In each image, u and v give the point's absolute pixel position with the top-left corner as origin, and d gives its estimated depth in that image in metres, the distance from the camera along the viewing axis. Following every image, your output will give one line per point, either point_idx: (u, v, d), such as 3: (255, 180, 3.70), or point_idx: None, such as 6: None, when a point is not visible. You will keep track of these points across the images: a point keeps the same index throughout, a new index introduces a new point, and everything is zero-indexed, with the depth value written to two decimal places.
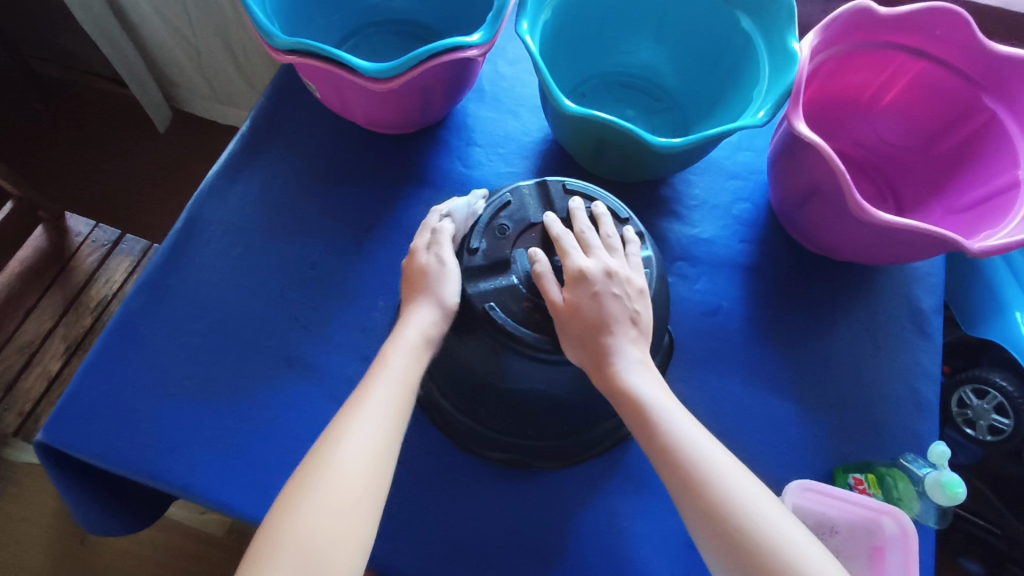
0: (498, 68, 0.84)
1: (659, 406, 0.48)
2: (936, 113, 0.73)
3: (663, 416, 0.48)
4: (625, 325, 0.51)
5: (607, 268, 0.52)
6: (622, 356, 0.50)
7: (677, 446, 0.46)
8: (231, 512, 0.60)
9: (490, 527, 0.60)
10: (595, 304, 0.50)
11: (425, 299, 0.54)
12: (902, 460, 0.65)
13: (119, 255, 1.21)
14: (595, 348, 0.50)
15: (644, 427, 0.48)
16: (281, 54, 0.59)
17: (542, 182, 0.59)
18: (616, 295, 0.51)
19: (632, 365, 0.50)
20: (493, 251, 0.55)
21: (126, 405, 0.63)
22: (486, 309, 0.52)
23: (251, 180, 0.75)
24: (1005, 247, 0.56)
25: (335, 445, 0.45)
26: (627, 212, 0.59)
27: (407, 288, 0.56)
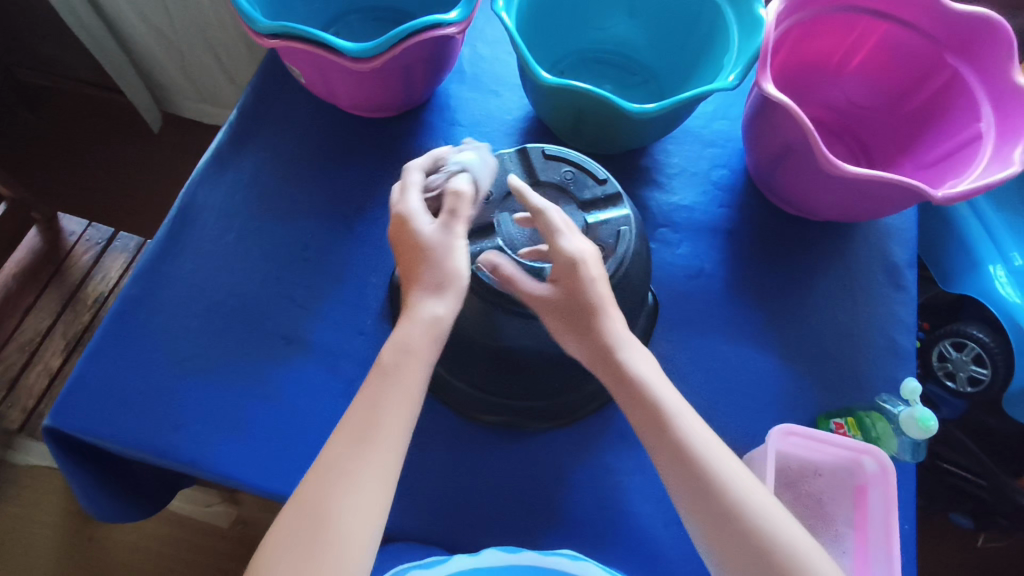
0: (477, 50, 0.85)
1: (650, 380, 0.50)
2: (902, 74, 0.76)
3: (653, 390, 0.50)
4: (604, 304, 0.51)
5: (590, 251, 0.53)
6: (621, 342, 0.51)
7: (671, 425, 0.48)
8: (238, 485, 0.62)
9: (488, 487, 0.62)
10: (582, 284, 0.50)
11: (432, 279, 0.49)
12: (880, 402, 0.68)
13: (114, 252, 1.22)
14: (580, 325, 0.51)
15: (636, 400, 0.50)
16: (264, 39, 0.61)
17: (523, 149, 0.61)
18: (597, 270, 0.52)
19: (632, 351, 0.51)
20: (478, 217, 0.57)
21: (131, 388, 0.65)
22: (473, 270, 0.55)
23: (240, 168, 0.77)
24: (967, 194, 0.59)
25: (328, 476, 0.44)
26: (607, 175, 0.61)
27: (410, 253, 0.51)
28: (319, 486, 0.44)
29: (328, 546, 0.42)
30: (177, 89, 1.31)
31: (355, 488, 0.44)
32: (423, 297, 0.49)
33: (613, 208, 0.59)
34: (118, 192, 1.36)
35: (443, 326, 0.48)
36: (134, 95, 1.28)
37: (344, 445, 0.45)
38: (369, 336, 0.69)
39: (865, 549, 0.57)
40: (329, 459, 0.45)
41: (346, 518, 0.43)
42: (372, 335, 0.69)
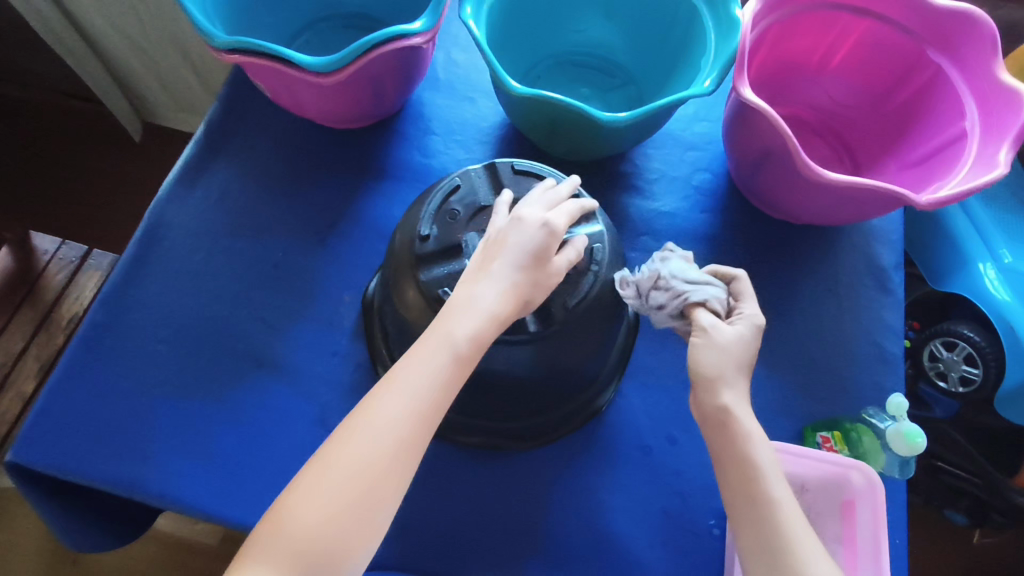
0: (451, 55, 0.83)
1: (748, 432, 0.48)
2: (884, 72, 0.74)
3: (749, 443, 0.48)
4: (727, 360, 0.49)
5: (746, 337, 0.51)
6: (729, 385, 0.49)
7: (746, 443, 0.48)
8: (208, 516, 0.60)
9: (466, 511, 0.61)
10: (717, 346, 0.49)
11: (515, 282, 0.47)
12: (866, 416, 0.66)
13: (88, 271, 1.18)
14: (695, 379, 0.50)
15: (729, 452, 0.48)
16: (223, 54, 0.59)
17: (491, 164, 0.58)
18: (745, 342, 0.50)
19: (739, 398, 0.49)
20: (446, 237, 0.54)
21: (99, 418, 0.63)
22: (440, 295, 0.52)
23: (208, 185, 0.74)
24: (951, 198, 0.57)
25: (399, 460, 0.41)
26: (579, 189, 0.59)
27: (504, 244, 0.48)
28: (385, 466, 0.41)
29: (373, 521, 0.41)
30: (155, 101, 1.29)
31: (408, 487, 0.42)
32: (502, 298, 0.46)
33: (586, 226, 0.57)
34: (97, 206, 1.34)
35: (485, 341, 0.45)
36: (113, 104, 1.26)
37: (417, 434, 0.42)
38: (342, 357, 0.67)
39: (854, 568, 0.55)
40: (387, 436, 0.42)
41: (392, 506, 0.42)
42: (346, 356, 0.67)
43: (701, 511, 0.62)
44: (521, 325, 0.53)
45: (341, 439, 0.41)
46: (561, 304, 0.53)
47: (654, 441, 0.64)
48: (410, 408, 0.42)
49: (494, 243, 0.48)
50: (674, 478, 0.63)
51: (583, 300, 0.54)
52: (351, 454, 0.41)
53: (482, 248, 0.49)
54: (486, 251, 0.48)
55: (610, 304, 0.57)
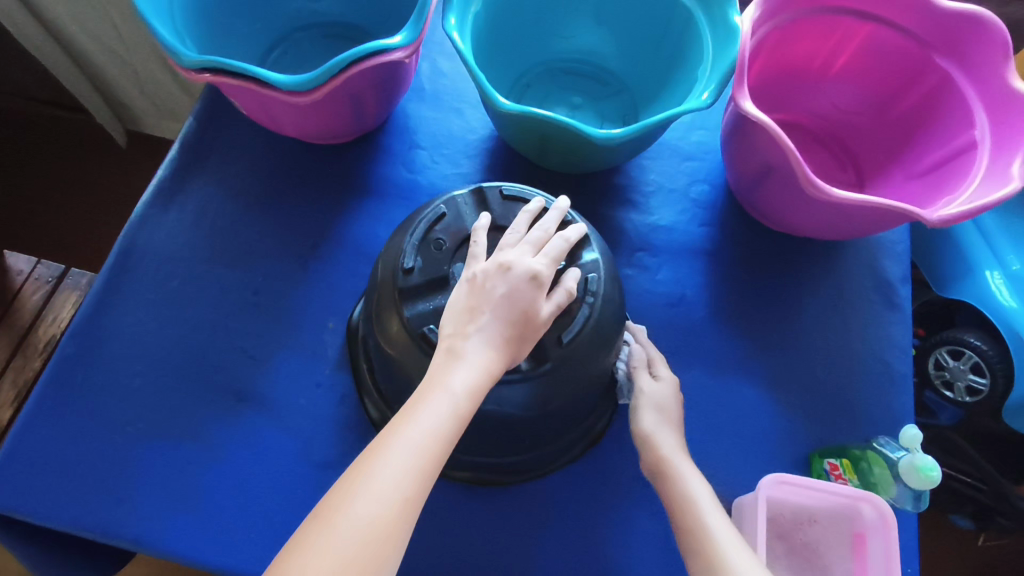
0: (437, 64, 0.79)
1: (679, 468, 0.54)
2: (888, 77, 0.71)
3: (680, 477, 0.53)
4: (660, 415, 0.58)
5: (672, 391, 0.60)
6: (665, 440, 0.56)
7: (683, 484, 0.53)
8: (188, 561, 0.57)
9: (460, 550, 0.58)
10: (652, 402, 0.59)
11: (504, 335, 0.45)
12: (875, 444, 0.62)
13: (65, 291, 1.13)
14: (639, 437, 0.58)
15: (666, 488, 0.54)
16: (192, 74, 0.55)
17: (477, 189, 0.56)
18: (672, 395, 0.60)
19: (677, 453, 0.55)
20: (431, 268, 0.52)
21: (71, 458, 0.60)
22: (425, 332, 0.49)
23: (183, 206, 0.71)
24: (964, 215, 0.54)
25: (406, 518, 0.38)
26: (571, 215, 0.56)
27: (496, 291, 0.45)
28: (389, 525, 0.37)
29: None
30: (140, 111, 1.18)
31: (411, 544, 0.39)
32: (492, 356, 0.44)
33: (579, 254, 0.55)
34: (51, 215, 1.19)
35: (480, 396, 0.43)
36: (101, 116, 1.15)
37: (421, 489, 0.39)
38: (327, 388, 0.64)
39: None
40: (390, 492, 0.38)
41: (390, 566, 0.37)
42: (331, 387, 0.64)
43: None
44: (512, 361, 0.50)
45: (339, 501, 0.37)
46: (554, 339, 0.51)
47: None
48: (412, 462, 0.39)
49: (479, 290, 0.46)
50: None
51: (577, 334, 0.51)
52: (353, 513, 0.37)
53: (465, 290, 0.46)
54: (471, 300, 0.45)
55: (606, 336, 0.54)
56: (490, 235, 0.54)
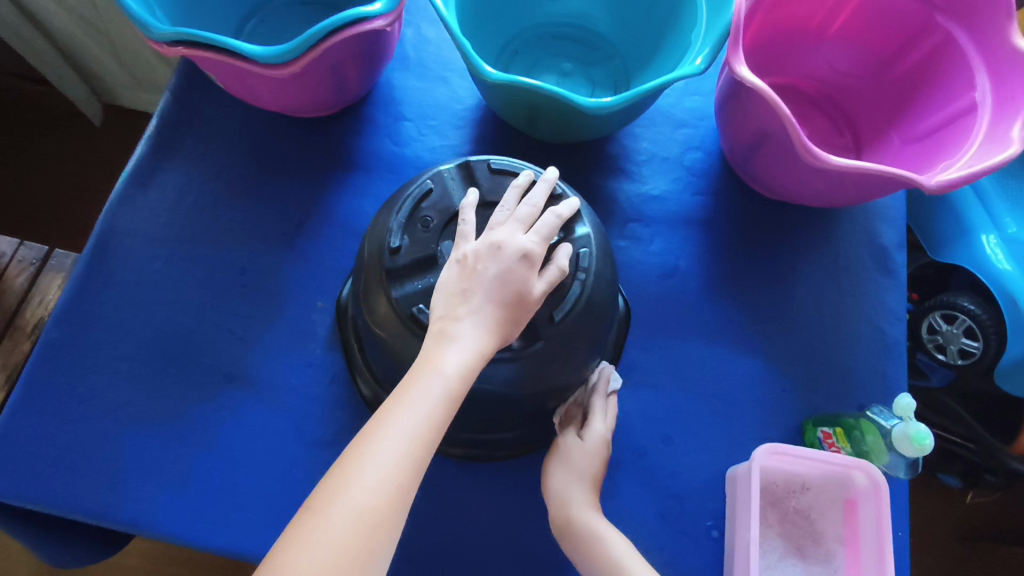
0: (421, 31, 0.77)
1: (593, 532, 0.53)
2: (888, 36, 0.69)
3: (598, 544, 0.53)
4: (573, 477, 0.56)
5: (594, 451, 0.57)
6: (570, 501, 0.55)
7: (597, 545, 0.53)
8: (185, 542, 0.57)
9: (457, 525, 0.59)
10: (565, 461, 0.57)
11: (497, 317, 0.44)
12: (869, 412, 0.62)
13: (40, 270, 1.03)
14: (549, 497, 0.56)
15: (582, 554, 0.53)
16: (164, 47, 0.53)
17: (465, 163, 0.55)
18: (594, 455, 0.57)
19: (584, 509, 0.55)
20: (418, 248, 0.51)
21: (63, 443, 0.59)
22: (415, 312, 0.49)
23: (164, 184, 0.69)
24: (962, 180, 0.53)
25: (393, 493, 0.37)
26: (560, 188, 0.55)
27: (486, 272, 0.45)
28: (382, 517, 0.36)
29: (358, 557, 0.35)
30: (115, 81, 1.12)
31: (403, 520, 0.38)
32: (485, 337, 0.43)
33: (570, 230, 0.53)
34: (26, 194, 1.14)
35: (471, 376, 0.42)
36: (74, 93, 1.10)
37: (408, 470, 0.38)
38: (318, 367, 0.63)
39: (856, 569, 0.54)
40: (378, 469, 0.37)
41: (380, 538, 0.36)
42: (323, 367, 0.63)
43: (698, 513, 0.60)
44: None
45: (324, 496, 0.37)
46: (546, 317, 0.50)
47: (648, 442, 0.62)
48: (399, 451, 0.38)
49: (469, 274, 0.45)
50: (670, 481, 0.61)
51: (569, 311, 0.51)
52: (343, 507, 0.36)
53: (455, 272, 0.46)
54: (462, 282, 0.45)
55: (599, 311, 0.54)
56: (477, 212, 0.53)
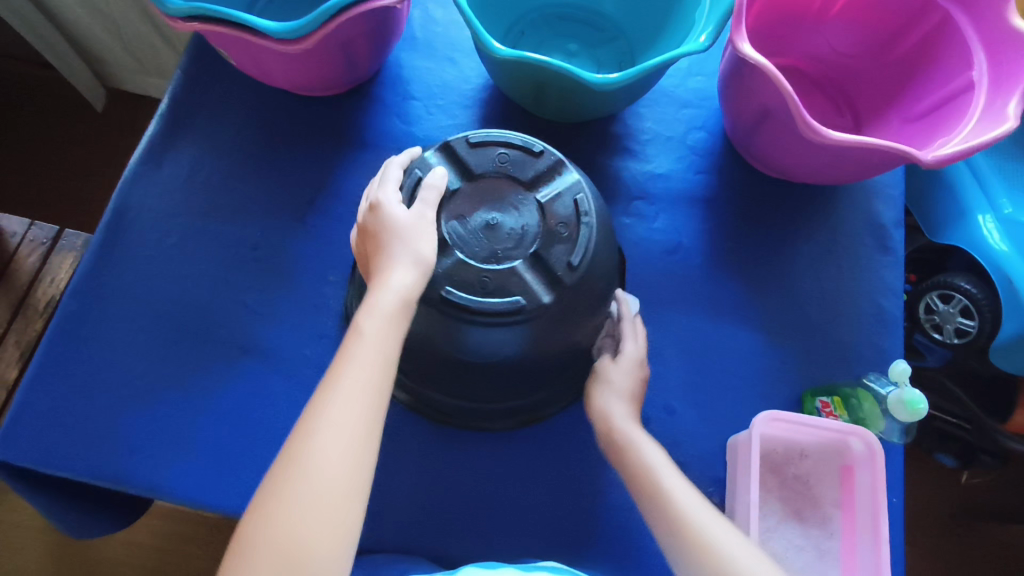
0: (429, 12, 0.78)
1: (632, 442, 0.54)
2: (888, 17, 0.70)
3: (638, 451, 0.53)
4: (614, 394, 0.57)
5: (630, 370, 0.59)
6: (615, 414, 0.56)
7: (635, 451, 0.53)
8: (203, 506, 0.59)
9: (465, 491, 0.61)
10: (606, 382, 0.58)
11: (397, 257, 0.49)
12: (866, 380, 0.65)
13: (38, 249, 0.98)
14: (595, 415, 0.57)
15: (623, 462, 0.53)
16: (179, 23, 0.54)
17: (445, 144, 0.56)
18: (630, 373, 0.58)
19: (626, 422, 0.55)
20: None
21: (82, 411, 0.61)
22: (445, 295, 0.51)
23: (177, 162, 0.70)
24: (957, 155, 0.54)
25: (338, 437, 0.41)
26: (540, 144, 0.57)
27: (371, 239, 0.51)
28: (344, 462, 0.40)
29: (315, 493, 0.39)
30: (120, 66, 1.12)
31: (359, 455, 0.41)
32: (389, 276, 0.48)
33: (563, 181, 0.55)
34: (32, 177, 1.14)
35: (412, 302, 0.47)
36: (78, 77, 1.10)
37: (351, 414, 0.41)
38: (331, 340, 0.65)
39: (853, 531, 0.56)
40: (323, 418, 0.41)
41: (337, 471, 0.40)
42: (335, 339, 0.65)
43: (700, 480, 0.62)
44: (533, 300, 0.51)
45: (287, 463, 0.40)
46: (566, 266, 0.52)
47: (651, 413, 0.64)
48: (354, 412, 0.42)
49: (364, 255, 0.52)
50: (672, 449, 0.63)
51: (584, 253, 0.53)
52: (306, 461, 0.40)
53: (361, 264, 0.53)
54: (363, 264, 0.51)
55: (605, 258, 0.56)
56: (467, 186, 0.55)
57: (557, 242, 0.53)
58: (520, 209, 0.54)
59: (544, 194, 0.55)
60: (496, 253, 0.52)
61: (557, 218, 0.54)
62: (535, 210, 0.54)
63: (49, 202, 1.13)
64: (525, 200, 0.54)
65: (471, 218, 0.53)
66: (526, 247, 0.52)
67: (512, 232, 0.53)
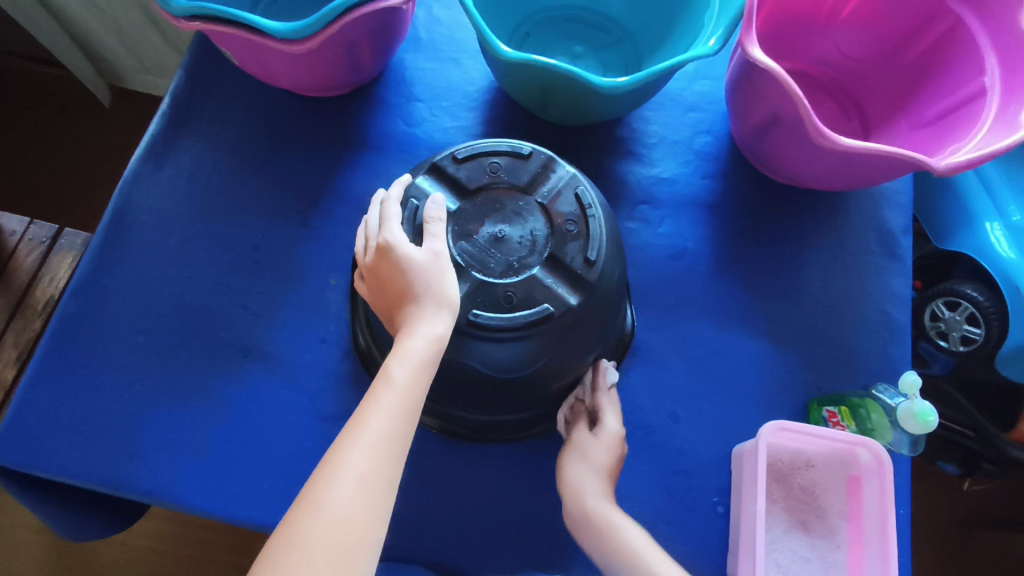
0: (433, 12, 0.77)
1: (611, 523, 0.54)
2: (899, 22, 0.69)
3: (616, 533, 0.53)
4: (590, 471, 0.56)
5: (609, 446, 0.58)
6: (590, 492, 0.55)
7: (618, 533, 0.53)
8: (201, 511, 0.59)
9: (467, 498, 0.60)
10: (583, 455, 0.57)
11: (426, 303, 0.48)
12: (874, 391, 0.63)
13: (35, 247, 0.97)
14: (567, 490, 0.56)
15: (602, 540, 0.53)
16: (182, 22, 0.53)
17: (433, 164, 0.57)
18: (608, 448, 0.58)
19: (598, 498, 0.55)
20: None
21: (80, 415, 0.60)
22: (473, 318, 0.51)
23: (178, 162, 0.70)
24: (970, 162, 0.53)
25: (360, 480, 0.39)
26: (527, 147, 0.57)
27: (387, 281, 0.50)
28: (363, 506, 0.39)
29: (328, 534, 0.37)
30: (120, 64, 1.11)
31: (380, 502, 0.40)
32: (419, 325, 0.47)
33: (561, 179, 0.56)
34: (33, 174, 1.13)
35: (444, 343, 0.47)
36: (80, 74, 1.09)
37: (376, 459, 0.41)
38: (332, 343, 0.64)
39: (859, 543, 0.55)
40: (345, 458, 0.40)
41: (353, 511, 0.38)
42: (336, 343, 0.64)
43: (704, 489, 0.61)
44: (559, 303, 0.52)
45: (308, 509, 0.38)
46: (584, 263, 0.54)
47: (656, 420, 0.63)
48: (380, 463, 0.41)
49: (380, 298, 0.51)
50: (677, 457, 0.62)
51: (599, 247, 0.54)
52: (324, 500, 0.38)
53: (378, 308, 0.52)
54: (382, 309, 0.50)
55: (615, 251, 0.57)
56: (466, 204, 0.55)
57: (569, 240, 0.54)
58: (525, 216, 0.55)
59: (545, 195, 0.56)
60: (514, 264, 0.53)
61: (563, 216, 0.55)
62: (540, 213, 0.55)
63: (53, 198, 1.13)
64: (527, 206, 0.55)
65: (479, 234, 0.54)
66: (540, 251, 0.54)
67: (521, 240, 0.54)
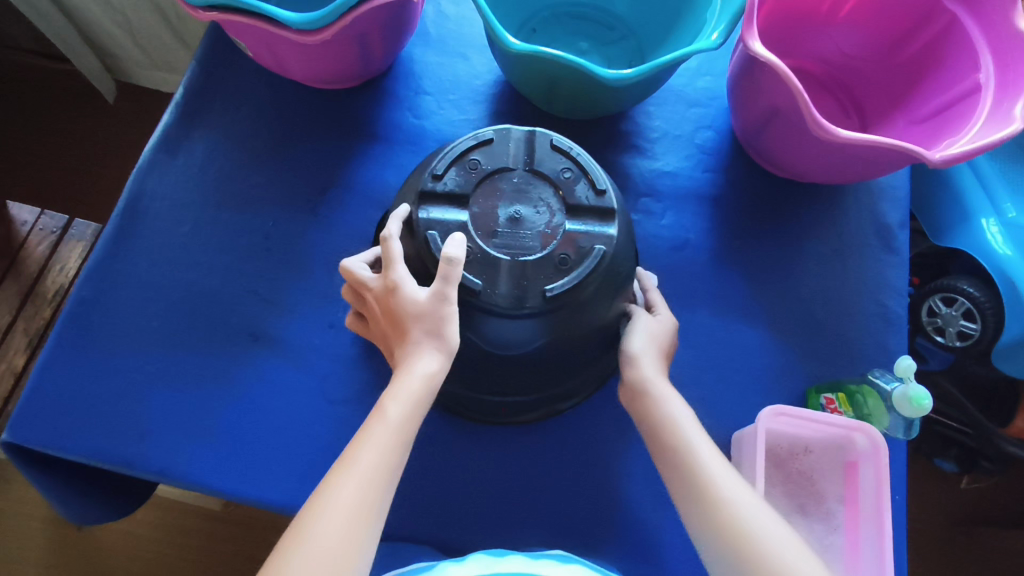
0: (442, 8, 0.79)
1: (661, 396, 0.52)
2: (897, 20, 0.71)
3: (665, 404, 0.51)
4: (650, 341, 0.56)
5: (665, 330, 0.59)
6: (645, 360, 0.54)
7: (666, 414, 0.51)
8: (212, 490, 0.60)
9: (472, 480, 0.61)
10: (645, 329, 0.57)
11: (424, 344, 0.49)
12: (871, 376, 0.65)
13: (71, 243, 1.08)
14: (625, 356, 0.55)
15: (647, 413, 0.52)
16: (199, 12, 0.54)
17: (421, 191, 0.56)
18: (665, 330, 0.58)
19: (655, 370, 0.54)
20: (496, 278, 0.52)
21: (93, 397, 0.61)
22: (550, 290, 0.52)
23: (191, 152, 0.71)
24: (965, 154, 0.55)
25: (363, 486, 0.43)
26: (490, 132, 0.57)
27: (392, 318, 0.51)
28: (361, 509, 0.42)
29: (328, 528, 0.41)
30: (129, 59, 1.12)
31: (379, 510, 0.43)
32: (412, 364, 0.48)
33: (538, 143, 0.57)
34: (40, 167, 1.14)
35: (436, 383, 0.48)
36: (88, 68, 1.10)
37: (378, 470, 0.44)
38: (341, 329, 0.65)
39: (855, 526, 0.57)
40: (349, 465, 0.44)
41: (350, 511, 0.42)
42: (344, 328, 0.66)
43: None
44: (604, 241, 0.55)
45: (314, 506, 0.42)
46: (604, 210, 0.56)
47: None
48: (379, 475, 0.44)
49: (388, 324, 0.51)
50: None
51: (603, 178, 0.57)
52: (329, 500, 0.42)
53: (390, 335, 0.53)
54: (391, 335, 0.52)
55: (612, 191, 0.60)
56: (473, 209, 0.55)
57: (573, 185, 0.57)
58: (529, 189, 0.56)
59: (529, 162, 0.57)
60: (547, 232, 0.54)
61: (555, 173, 0.57)
62: (538, 181, 0.56)
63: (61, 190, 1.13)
64: (523, 179, 0.56)
65: (499, 224, 0.54)
66: (557, 210, 0.56)
67: (538, 211, 0.55)
